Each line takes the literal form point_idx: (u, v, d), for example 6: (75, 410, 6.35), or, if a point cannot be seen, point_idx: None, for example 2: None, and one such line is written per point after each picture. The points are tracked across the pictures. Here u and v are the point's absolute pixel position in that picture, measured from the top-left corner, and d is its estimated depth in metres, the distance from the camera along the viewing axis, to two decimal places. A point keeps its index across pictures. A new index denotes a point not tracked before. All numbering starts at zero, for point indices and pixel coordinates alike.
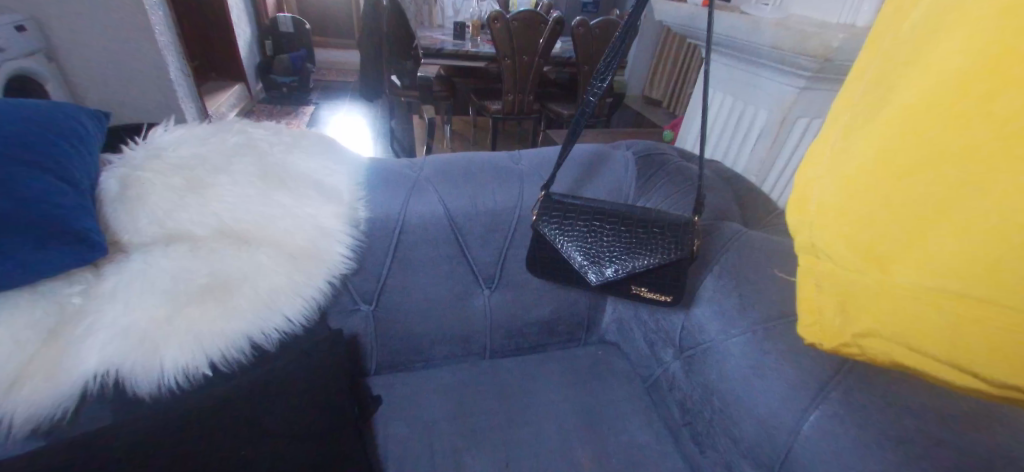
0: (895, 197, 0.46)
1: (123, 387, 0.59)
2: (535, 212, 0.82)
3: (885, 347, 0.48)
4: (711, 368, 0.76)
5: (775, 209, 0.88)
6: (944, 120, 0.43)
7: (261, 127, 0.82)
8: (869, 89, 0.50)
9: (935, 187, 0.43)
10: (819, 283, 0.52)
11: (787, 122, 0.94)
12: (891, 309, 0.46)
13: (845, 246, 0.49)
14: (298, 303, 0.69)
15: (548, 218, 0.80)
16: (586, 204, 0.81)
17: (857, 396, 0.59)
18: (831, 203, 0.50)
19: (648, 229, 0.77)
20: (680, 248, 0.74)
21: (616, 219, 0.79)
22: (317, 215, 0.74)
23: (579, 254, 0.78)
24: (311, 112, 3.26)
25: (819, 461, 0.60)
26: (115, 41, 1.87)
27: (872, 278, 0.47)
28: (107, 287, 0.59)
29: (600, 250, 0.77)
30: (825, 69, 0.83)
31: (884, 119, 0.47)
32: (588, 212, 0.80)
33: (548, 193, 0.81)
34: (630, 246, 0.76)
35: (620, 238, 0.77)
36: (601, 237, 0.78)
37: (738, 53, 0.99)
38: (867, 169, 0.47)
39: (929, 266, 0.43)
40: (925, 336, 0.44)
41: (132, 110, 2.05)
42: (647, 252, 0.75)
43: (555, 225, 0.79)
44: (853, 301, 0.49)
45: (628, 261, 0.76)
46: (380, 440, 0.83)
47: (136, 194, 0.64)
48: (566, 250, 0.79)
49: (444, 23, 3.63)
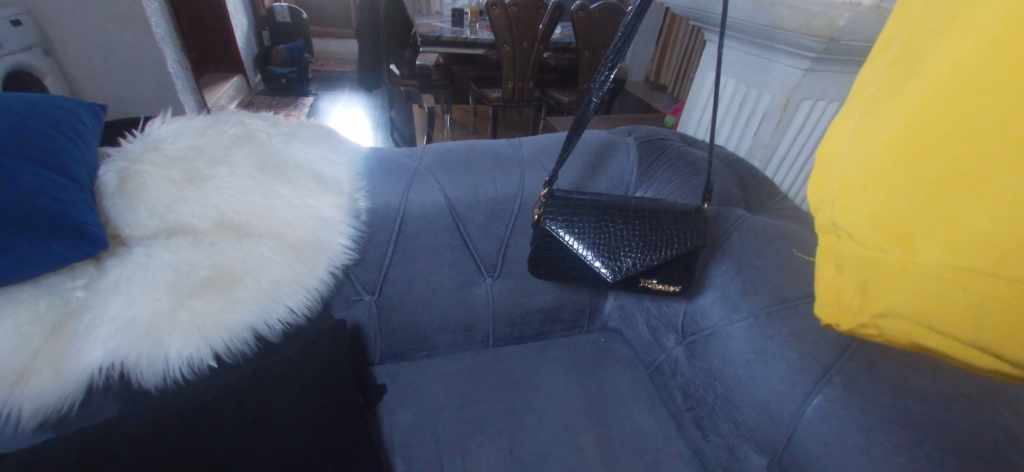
0: (916, 174, 0.44)
1: (128, 379, 0.59)
2: (537, 210, 0.81)
3: (904, 328, 0.46)
4: (714, 353, 0.76)
5: (779, 193, 0.88)
6: (970, 91, 0.41)
7: (258, 118, 0.82)
8: (896, 61, 0.48)
9: (958, 162, 0.41)
10: (836, 263, 0.51)
11: (791, 104, 0.93)
12: (913, 289, 0.43)
13: (865, 224, 0.47)
14: (301, 294, 0.69)
15: (554, 214, 0.79)
16: (592, 199, 0.80)
17: (860, 379, 0.59)
18: (851, 180, 0.48)
19: (662, 218, 0.77)
20: (693, 240, 0.74)
21: (625, 212, 0.78)
22: (317, 206, 0.73)
23: (590, 251, 0.77)
24: (311, 103, 3.25)
25: (822, 444, 0.60)
26: (112, 34, 1.86)
27: (892, 258, 0.45)
28: (109, 281, 0.59)
29: (614, 245, 0.77)
30: (830, 50, 0.82)
31: (908, 92, 0.45)
32: (595, 208, 0.79)
33: (552, 190, 0.81)
34: (643, 237, 0.76)
35: (632, 231, 0.77)
36: (614, 230, 0.77)
37: (740, 34, 0.98)
38: (889, 145, 0.46)
39: (951, 242, 0.41)
40: (944, 316, 0.42)
41: (131, 103, 2.04)
42: (662, 243, 0.75)
43: (562, 222, 0.79)
44: (868, 280, 0.47)
45: (644, 255, 0.75)
46: (385, 428, 0.84)
47: (135, 187, 0.64)
48: (578, 246, 0.78)
49: (443, 9, 3.61)
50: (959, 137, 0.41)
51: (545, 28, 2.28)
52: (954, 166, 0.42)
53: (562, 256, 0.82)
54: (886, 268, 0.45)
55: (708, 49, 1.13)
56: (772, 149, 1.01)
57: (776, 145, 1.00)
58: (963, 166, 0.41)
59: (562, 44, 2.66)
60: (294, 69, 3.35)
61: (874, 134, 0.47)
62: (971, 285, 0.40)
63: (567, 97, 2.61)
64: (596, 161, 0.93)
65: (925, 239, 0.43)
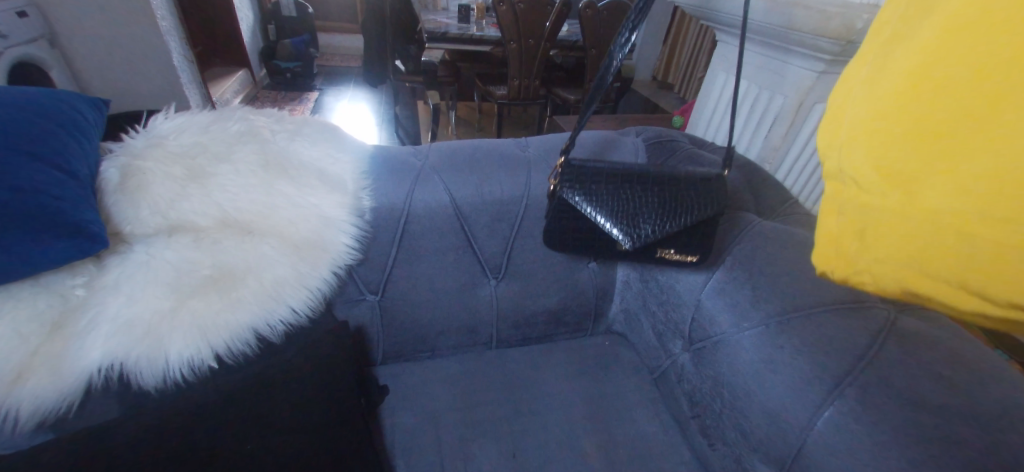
0: (914, 120, 0.48)
1: (127, 380, 0.58)
2: (555, 179, 0.81)
3: (895, 271, 0.49)
4: (722, 361, 0.74)
5: (790, 198, 0.86)
6: (968, 39, 0.44)
7: (263, 114, 0.81)
8: (908, 18, 0.52)
9: (954, 107, 0.45)
10: (842, 212, 0.55)
11: (803, 108, 0.92)
12: (904, 228, 0.47)
13: (867, 170, 0.51)
14: (304, 295, 0.68)
15: (570, 184, 0.78)
16: (611, 167, 0.80)
17: (873, 392, 0.57)
18: (859, 129, 0.53)
19: (683, 185, 0.76)
20: (715, 206, 0.75)
21: (644, 179, 0.78)
22: (320, 205, 0.72)
23: (608, 218, 0.76)
24: (316, 98, 3.25)
25: (832, 457, 0.59)
26: (118, 27, 1.85)
27: (889, 200, 0.49)
28: (109, 280, 0.58)
29: (632, 212, 0.76)
30: (847, 52, 0.80)
31: (913, 46, 0.49)
32: (614, 175, 0.79)
33: (569, 158, 0.80)
34: (663, 204, 0.76)
35: (651, 198, 0.76)
36: (632, 198, 0.77)
37: (753, 36, 0.96)
38: (893, 96, 0.50)
39: (942, 183, 0.44)
40: (930, 255, 0.45)
41: (137, 96, 2.03)
42: (683, 209, 0.75)
43: (579, 191, 0.78)
44: (866, 225, 0.51)
45: (664, 222, 0.75)
46: (386, 430, 0.83)
47: (137, 184, 0.63)
48: (596, 214, 0.77)
49: (449, 6, 3.60)
50: (956, 83, 0.45)
51: (552, 25, 2.26)
52: (949, 110, 0.45)
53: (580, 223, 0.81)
54: (883, 212, 0.49)
55: (719, 49, 1.11)
56: (783, 153, 0.99)
57: (787, 149, 0.99)
58: (959, 111, 0.44)
59: (569, 42, 2.64)
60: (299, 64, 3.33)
61: (883, 86, 0.52)
62: (954, 229, 0.43)
63: (574, 96, 2.59)
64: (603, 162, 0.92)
65: (924, 186, 0.46)
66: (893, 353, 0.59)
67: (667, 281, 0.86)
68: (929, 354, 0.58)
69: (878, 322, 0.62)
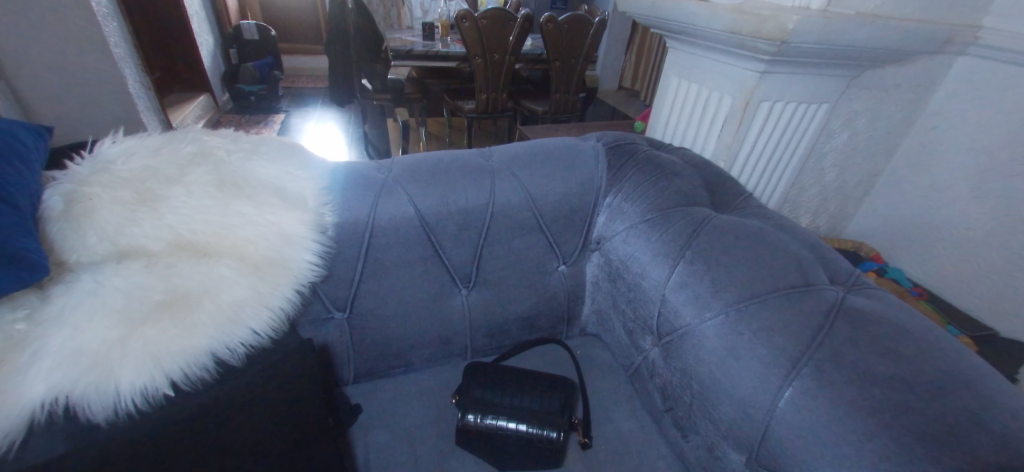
0: None
1: (75, 414, 0.55)
2: (465, 396, 0.84)
3: None
4: (688, 353, 0.75)
5: (744, 192, 0.90)
6: None
7: (217, 135, 0.79)
8: None
9: None
10: None
11: (751, 106, 0.96)
12: None
13: None
14: (264, 315, 0.66)
15: (473, 408, 0.81)
16: (501, 392, 0.84)
17: (828, 369, 0.60)
18: None
19: (537, 382, 0.86)
20: (564, 394, 0.85)
21: (516, 384, 0.86)
22: (280, 223, 0.71)
23: (514, 424, 0.80)
24: (282, 120, 3.20)
25: (798, 437, 0.61)
26: (69, 55, 1.77)
27: None
28: (53, 311, 0.56)
29: (518, 413, 0.81)
30: (783, 54, 0.85)
31: None
32: (499, 397, 0.83)
33: (472, 393, 0.84)
34: (532, 400, 0.83)
35: (522, 399, 0.83)
36: (512, 399, 0.83)
37: (698, 40, 1.00)
38: None
39: None
40: None
41: (92, 126, 1.95)
42: (550, 399, 0.83)
43: (480, 409, 0.81)
44: None
45: (539, 416, 0.81)
46: (359, 449, 0.82)
47: (81, 211, 0.61)
48: (500, 422, 0.80)
49: (413, 24, 3.63)
50: None
51: (515, 39, 2.29)
52: None
53: (467, 420, 0.81)
54: None
55: (670, 55, 1.15)
56: (736, 150, 1.03)
57: (739, 146, 1.02)
58: None
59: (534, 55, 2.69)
60: (264, 86, 3.29)
61: None
62: None
63: (541, 107, 2.64)
64: (565, 165, 0.93)
65: None
66: (842, 331, 0.63)
67: (633, 279, 0.87)
68: (875, 332, 0.62)
69: (827, 302, 0.66)
